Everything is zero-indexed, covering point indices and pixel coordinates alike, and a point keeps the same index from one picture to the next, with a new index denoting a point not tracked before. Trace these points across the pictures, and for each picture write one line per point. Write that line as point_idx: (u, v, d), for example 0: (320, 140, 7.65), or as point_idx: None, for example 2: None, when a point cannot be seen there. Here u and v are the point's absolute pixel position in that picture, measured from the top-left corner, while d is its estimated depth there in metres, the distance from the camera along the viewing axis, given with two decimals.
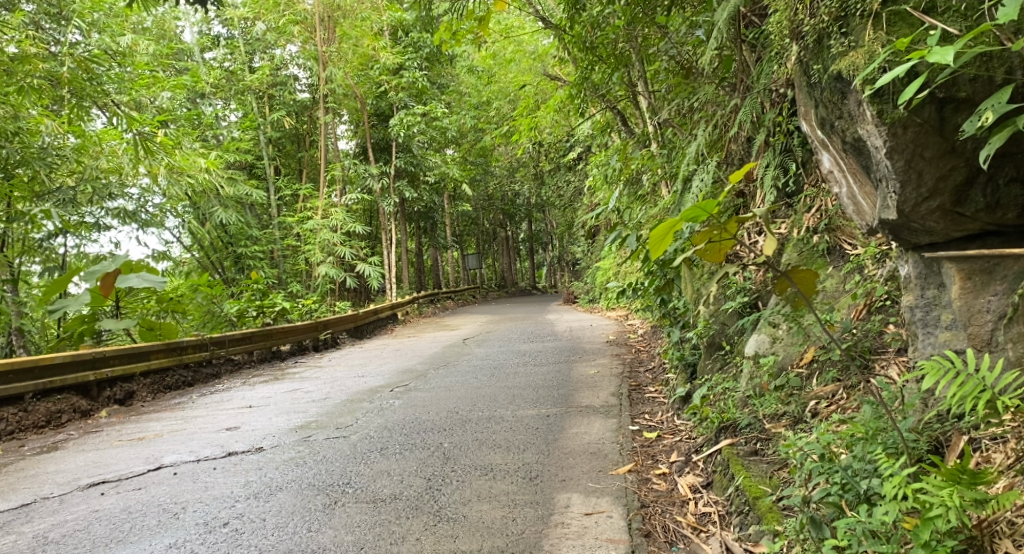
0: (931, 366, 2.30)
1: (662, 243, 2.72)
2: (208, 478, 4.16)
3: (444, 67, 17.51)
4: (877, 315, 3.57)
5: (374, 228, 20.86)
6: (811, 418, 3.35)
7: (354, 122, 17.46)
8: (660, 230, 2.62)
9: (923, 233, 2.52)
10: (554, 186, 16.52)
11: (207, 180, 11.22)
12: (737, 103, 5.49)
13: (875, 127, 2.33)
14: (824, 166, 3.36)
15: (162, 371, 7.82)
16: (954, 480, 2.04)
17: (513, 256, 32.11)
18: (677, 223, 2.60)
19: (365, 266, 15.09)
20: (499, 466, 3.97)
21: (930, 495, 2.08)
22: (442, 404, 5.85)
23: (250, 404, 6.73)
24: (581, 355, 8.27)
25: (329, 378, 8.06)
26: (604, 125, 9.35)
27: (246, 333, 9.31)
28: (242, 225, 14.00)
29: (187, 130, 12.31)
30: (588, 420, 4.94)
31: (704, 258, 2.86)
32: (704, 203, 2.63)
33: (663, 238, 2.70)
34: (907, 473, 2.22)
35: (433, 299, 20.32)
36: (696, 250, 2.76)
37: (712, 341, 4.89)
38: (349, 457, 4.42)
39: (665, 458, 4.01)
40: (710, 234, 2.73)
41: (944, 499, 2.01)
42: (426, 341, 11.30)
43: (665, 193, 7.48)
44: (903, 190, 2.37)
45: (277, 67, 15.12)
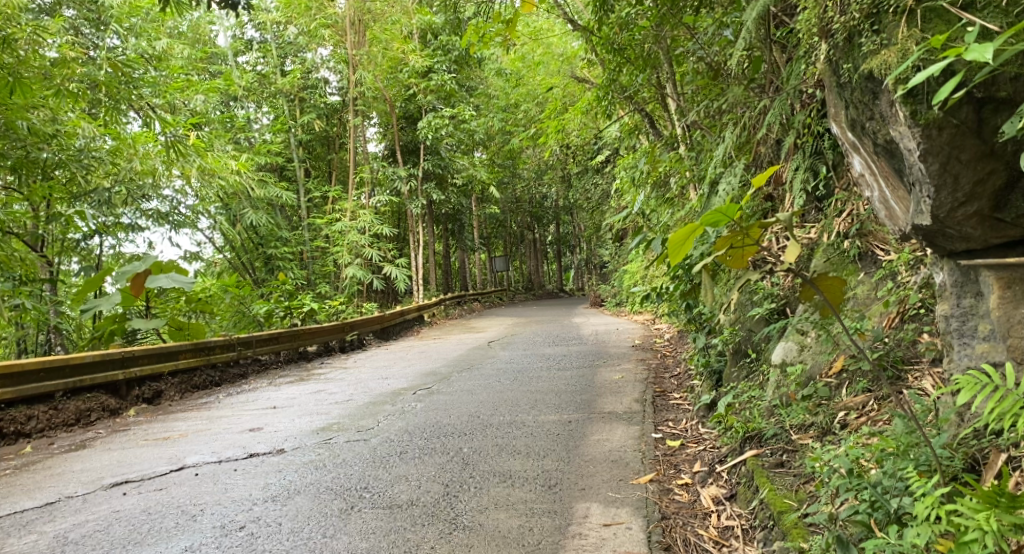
0: (965, 380, 2.13)
1: (682, 248, 2.63)
2: (228, 480, 4.17)
3: (473, 69, 17.55)
4: (910, 323, 3.45)
5: (403, 230, 20.98)
6: (840, 430, 3.23)
7: (383, 125, 17.57)
8: (680, 235, 2.54)
9: (959, 239, 2.40)
10: (583, 188, 16.43)
11: (237, 182, 11.37)
12: (767, 105, 5.37)
13: (907, 128, 2.21)
14: (855, 170, 3.24)
15: (190, 371, 7.92)
16: (991, 503, 1.92)
17: (541, 259, 32.06)
18: (697, 228, 2.51)
19: (392, 268, 15.16)
20: (518, 473, 3.92)
21: (966, 517, 1.96)
22: (464, 408, 5.81)
23: (274, 405, 6.77)
24: (606, 360, 8.19)
25: (353, 379, 8.08)
26: (632, 127, 9.25)
27: (272, 334, 9.40)
28: (272, 226, 14.17)
29: (221, 132, 12.50)
30: (611, 427, 4.86)
31: (727, 263, 2.77)
32: (727, 207, 2.53)
33: (683, 243, 2.62)
34: (941, 492, 2.10)
35: (460, 301, 20.35)
36: (719, 256, 2.66)
37: (739, 348, 4.79)
38: (368, 460, 4.40)
39: (688, 468, 3.91)
40: (733, 239, 2.63)
41: (980, 523, 1.89)
42: (451, 343, 11.30)
43: (693, 196, 7.37)
44: (938, 194, 2.25)
45: (308, 70, 15.28)
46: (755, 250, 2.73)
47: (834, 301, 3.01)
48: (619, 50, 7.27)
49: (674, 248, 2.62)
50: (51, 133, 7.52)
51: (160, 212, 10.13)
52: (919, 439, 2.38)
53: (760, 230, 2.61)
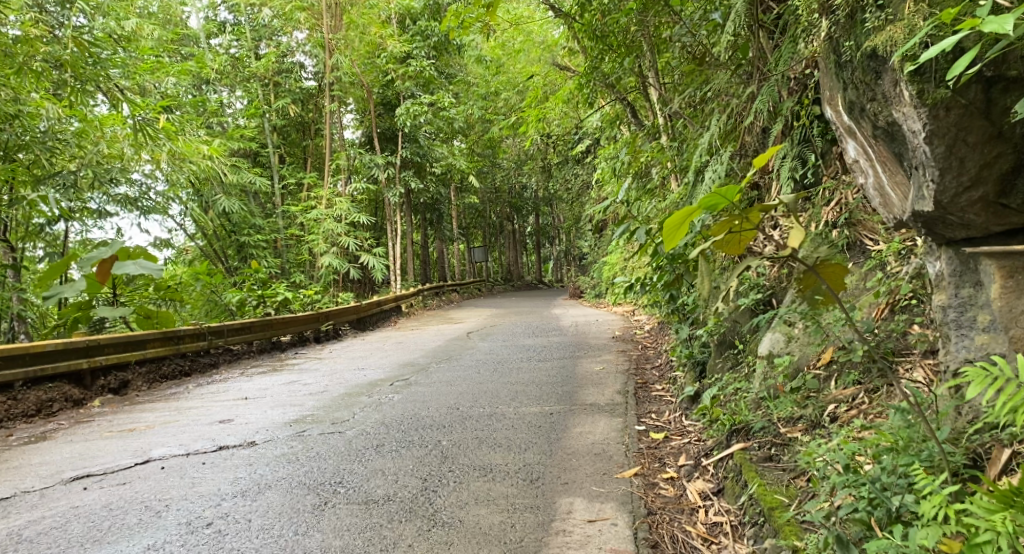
0: (974, 370, 2.03)
1: (677, 234, 2.51)
2: (196, 474, 3.99)
3: (453, 56, 17.31)
4: (900, 315, 3.38)
5: (380, 219, 20.70)
6: (830, 423, 3.15)
7: (360, 111, 17.27)
8: (676, 219, 2.42)
9: (959, 226, 2.32)
10: (563, 179, 16.31)
11: (209, 167, 11.06)
12: (753, 92, 5.30)
13: (913, 109, 2.10)
14: (850, 156, 3.15)
15: (158, 360, 7.68)
16: (1007, 504, 1.85)
17: (519, 250, 31.91)
18: (694, 212, 2.39)
19: (369, 257, 14.93)
20: (499, 467, 3.80)
21: (978, 518, 1.89)
22: (443, 399, 5.67)
23: (246, 396, 6.57)
24: (587, 351, 8.09)
25: (328, 370, 7.89)
26: (613, 116, 9.16)
27: (245, 323, 9.15)
28: (246, 214, 13.86)
29: (193, 116, 12.16)
30: (593, 419, 4.76)
31: (723, 250, 2.66)
32: (725, 190, 2.40)
33: (678, 228, 2.50)
34: (949, 488, 2.02)
35: (437, 291, 20.13)
36: (716, 242, 2.55)
37: (723, 340, 4.69)
38: (343, 454, 4.25)
39: (673, 461, 3.82)
40: (731, 224, 2.51)
41: (995, 525, 1.82)
42: (429, 334, 11.14)
43: (675, 186, 7.28)
44: (942, 178, 2.15)
45: (283, 54, 14.92)
46: (753, 237, 2.62)
47: (834, 287, 2.90)
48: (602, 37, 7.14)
49: (669, 234, 2.50)
50: (13, 113, 7.30)
51: (129, 197, 9.81)
52: (920, 434, 2.30)
53: (759, 214, 2.49)
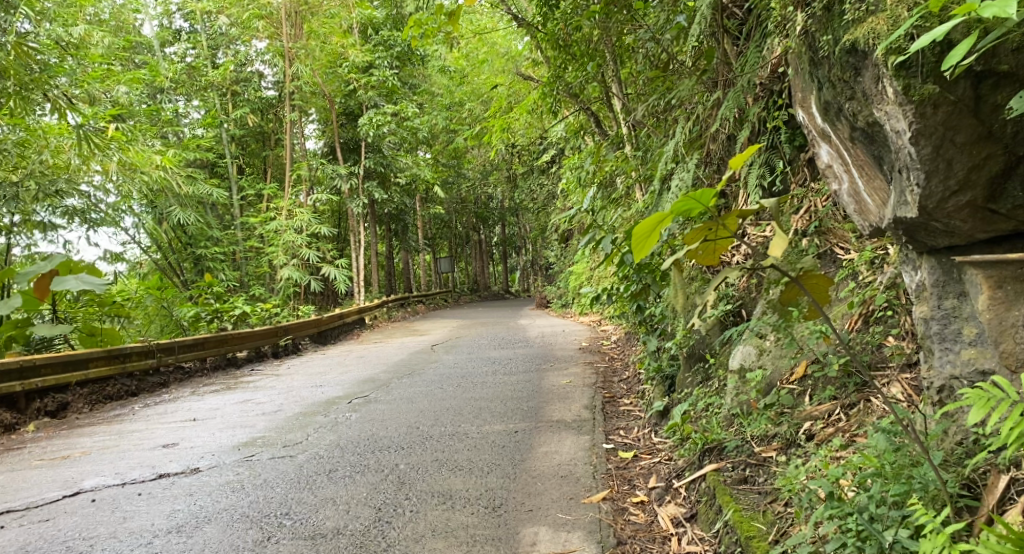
0: (976, 392, 1.86)
1: (647, 242, 2.32)
2: (129, 507, 3.67)
3: (416, 66, 17.12)
4: (875, 326, 3.25)
5: (343, 230, 20.30)
6: (806, 442, 3.00)
7: (322, 121, 16.92)
8: (645, 226, 2.22)
9: (942, 233, 2.19)
10: (529, 189, 16.20)
11: (163, 178, 10.65)
12: (718, 99, 5.19)
13: (898, 106, 1.95)
14: (822, 162, 3.03)
15: (101, 380, 7.26)
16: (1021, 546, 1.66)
17: (485, 261, 31.66)
18: (664, 218, 2.19)
19: (331, 269, 14.57)
20: (459, 493, 3.56)
21: None
22: (402, 418, 5.41)
23: (195, 417, 6.21)
24: (553, 363, 7.90)
25: (284, 387, 7.55)
26: (577, 126, 9.07)
27: (198, 339, 8.75)
28: (202, 225, 13.40)
29: (146, 126, 11.74)
30: (559, 437, 4.55)
31: (697, 260, 2.48)
32: (700, 193, 2.20)
33: (648, 236, 2.30)
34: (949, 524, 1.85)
35: (402, 303, 19.77)
36: (689, 250, 2.36)
37: (693, 352, 4.51)
38: (292, 481, 3.97)
39: (642, 483, 3.63)
40: (705, 231, 2.32)
41: None
42: (392, 348, 10.82)
43: (640, 196, 7.16)
44: (928, 181, 2.00)
45: (241, 63, 14.54)
46: (729, 245, 2.44)
47: (817, 299, 2.74)
48: (565, 45, 7.01)
49: (637, 242, 2.31)
50: None
51: (75, 208, 9.38)
52: (908, 459, 2.13)
53: (736, 220, 2.30)
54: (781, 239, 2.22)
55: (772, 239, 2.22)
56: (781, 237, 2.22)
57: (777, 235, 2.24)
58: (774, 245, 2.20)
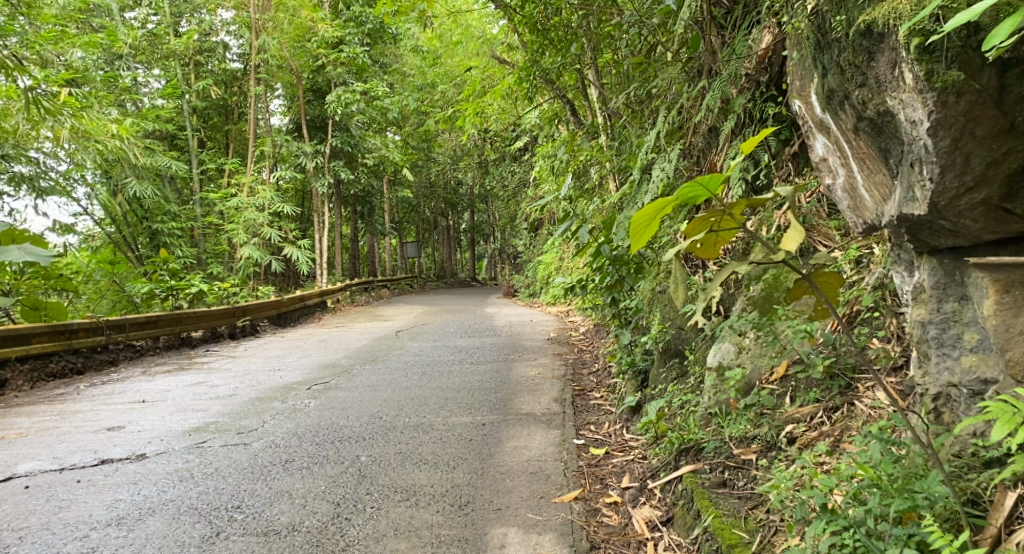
0: (999, 407, 1.75)
1: (645, 232, 2.16)
2: (66, 496, 3.39)
3: (388, 45, 16.69)
4: (860, 328, 3.15)
5: (307, 211, 19.78)
6: (787, 445, 2.90)
7: (289, 97, 16.41)
8: (645, 215, 2.06)
9: (947, 233, 2.08)
10: (499, 176, 15.99)
11: (118, 147, 10.14)
12: (703, 90, 5.06)
13: (917, 93, 1.82)
14: (815, 155, 2.91)
15: (44, 356, 6.87)
16: None
17: (453, 247, 31.30)
18: (668, 205, 2.02)
19: (293, 250, 14.17)
20: (424, 489, 3.38)
21: None
22: (365, 406, 5.20)
23: (144, 399, 5.90)
24: (521, 354, 7.74)
25: (240, 370, 7.25)
26: (552, 114, 8.89)
27: (151, 317, 8.37)
28: (159, 199, 12.86)
29: (102, 93, 11.16)
30: (528, 431, 4.40)
31: (697, 252, 2.32)
32: (707, 180, 2.04)
33: (647, 226, 2.14)
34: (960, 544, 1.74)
35: (366, 287, 19.39)
36: (692, 243, 2.20)
37: (668, 347, 4.39)
38: (245, 471, 3.74)
39: (615, 482, 3.50)
40: (708, 222, 2.17)
41: None
42: (355, 333, 10.54)
43: (614, 187, 7.03)
44: (943, 176, 1.88)
45: (205, 32, 13.95)
46: (732, 237, 2.29)
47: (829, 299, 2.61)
48: (544, 29, 6.79)
49: (635, 231, 2.15)
50: None
51: (23, 175, 8.95)
52: (908, 471, 2.01)
53: (743, 210, 2.14)
54: (796, 232, 2.05)
55: (786, 232, 2.05)
56: (795, 230, 2.06)
57: (791, 228, 2.08)
58: (788, 238, 2.03)
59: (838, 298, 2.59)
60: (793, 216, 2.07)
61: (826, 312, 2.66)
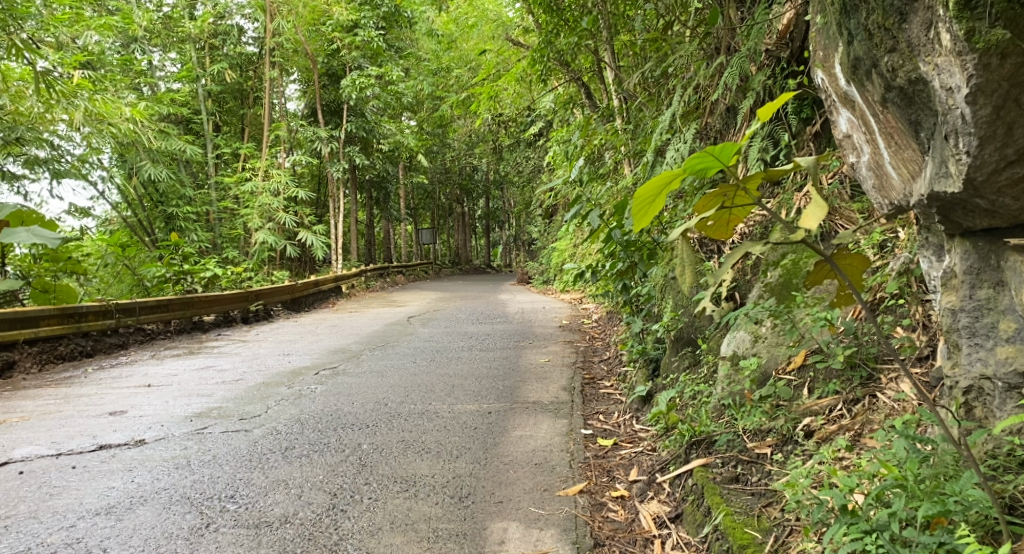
0: None
1: (650, 210, 2.00)
2: (58, 483, 3.33)
3: (403, 29, 16.52)
4: (883, 316, 2.98)
5: (323, 196, 19.72)
6: (805, 439, 2.74)
7: (305, 81, 16.31)
8: (649, 189, 1.90)
9: (982, 213, 1.91)
10: (515, 161, 15.83)
11: (132, 131, 10.10)
12: (721, 67, 4.86)
13: (955, 56, 1.64)
14: (838, 131, 2.72)
15: (53, 339, 6.85)
16: None
17: (468, 233, 31.20)
18: (675, 177, 1.86)
19: (308, 235, 14.13)
20: (424, 479, 3.27)
21: None
22: (370, 393, 5.11)
23: (150, 383, 5.85)
24: (532, 341, 7.61)
25: (249, 354, 7.19)
26: (567, 97, 8.71)
27: (161, 301, 8.33)
28: (175, 182, 12.83)
29: (118, 76, 11.11)
30: (535, 420, 4.28)
31: (707, 231, 2.17)
32: (718, 150, 1.87)
33: (652, 203, 1.99)
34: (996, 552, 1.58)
35: (381, 273, 19.33)
36: (702, 221, 2.04)
37: (680, 335, 4.23)
38: (243, 459, 3.65)
39: (623, 475, 3.37)
40: (721, 199, 2.00)
41: None
42: (367, 318, 10.48)
43: (629, 171, 6.85)
44: (981, 149, 1.70)
45: (220, 16, 13.85)
46: (746, 216, 2.13)
47: (852, 277, 2.42)
48: (558, 9, 6.60)
49: (640, 209, 1.99)
50: None
51: (38, 158, 8.99)
52: (938, 472, 1.86)
53: (759, 184, 1.97)
54: (817, 208, 1.92)
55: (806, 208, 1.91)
56: (816, 206, 1.92)
57: (813, 204, 1.94)
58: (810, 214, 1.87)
59: (861, 278, 2.41)
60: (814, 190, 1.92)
61: (849, 297, 2.49)
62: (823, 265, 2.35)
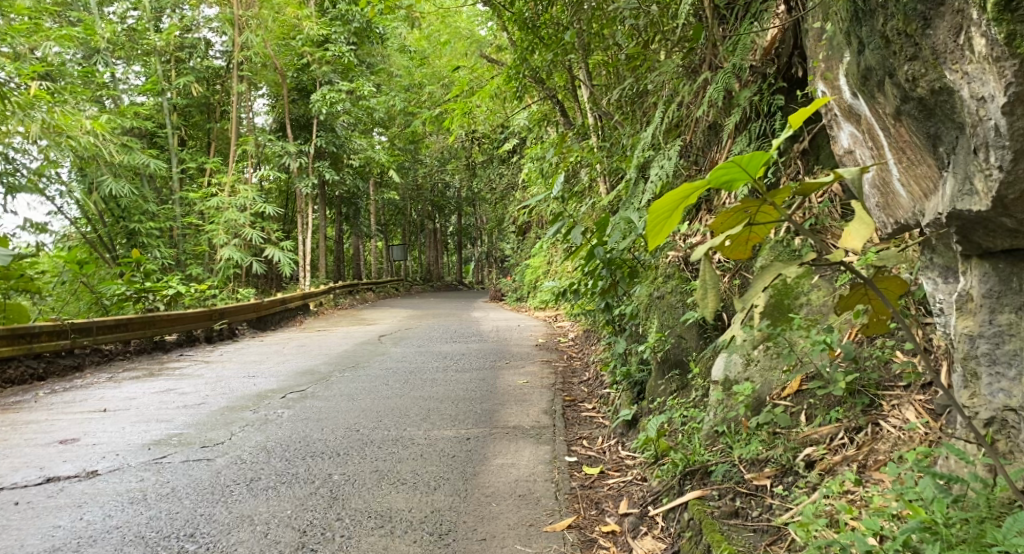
0: None
1: (666, 225, 1.85)
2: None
3: (374, 45, 16.36)
4: (881, 340, 2.87)
5: (291, 212, 19.34)
6: (806, 470, 2.60)
7: (274, 96, 16.01)
8: (667, 203, 1.75)
9: (1004, 233, 1.80)
10: (487, 178, 15.72)
11: (93, 145, 9.73)
12: (703, 84, 4.77)
13: (992, 63, 1.54)
14: (839, 147, 2.62)
15: (2, 362, 6.46)
16: None
17: (440, 250, 30.96)
18: (697, 189, 1.72)
19: (275, 251, 13.78)
20: (402, 514, 3.06)
21: None
22: (340, 418, 4.86)
23: (106, 408, 5.51)
24: (508, 361, 7.42)
25: (213, 377, 6.87)
26: (542, 115, 8.62)
27: (120, 320, 7.96)
28: (137, 198, 12.40)
29: (79, 88, 10.72)
30: (516, 446, 4.08)
31: (724, 250, 2.04)
32: (745, 160, 1.73)
33: (667, 218, 1.84)
34: None
35: (351, 290, 18.97)
36: (722, 239, 1.89)
37: (667, 357, 4.08)
38: (204, 492, 3.38)
39: (612, 508, 3.20)
40: (744, 213, 1.86)
41: None
42: (337, 337, 10.19)
43: (606, 189, 6.74)
44: (1015, 163, 1.59)
45: (187, 28, 13.53)
46: (766, 234, 2.00)
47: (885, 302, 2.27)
48: (534, 26, 6.50)
49: (654, 225, 1.84)
50: None
51: None
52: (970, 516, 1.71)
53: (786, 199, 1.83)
54: (861, 225, 1.82)
55: (850, 225, 1.81)
56: (860, 223, 1.82)
57: (854, 221, 1.84)
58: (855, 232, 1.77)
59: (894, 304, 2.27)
60: (857, 206, 1.82)
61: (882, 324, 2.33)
62: (860, 288, 2.20)
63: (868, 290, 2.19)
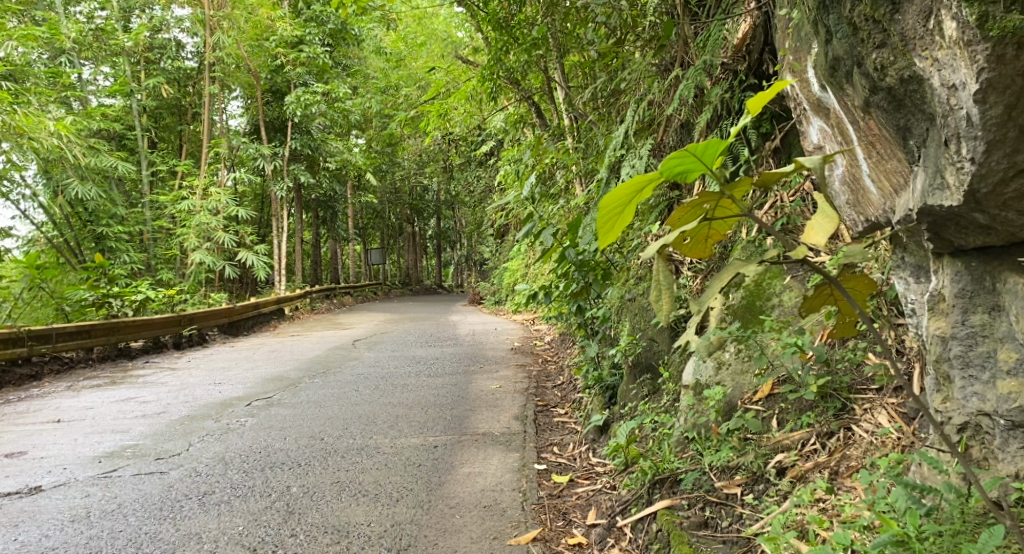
0: None
1: (618, 222, 1.74)
2: None
3: (350, 46, 16.15)
4: (853, 342, 2.78)
5: (265, 215, 19.02)
6: (778, 477, 2.51)
7: (247, 97, 15.75)
8: (618, 196, 1.64)
9: (976, 230, 1.72)
10: (465, 181, 15.58)
11: (57, 147, 9.46)
12: (674, 81, 4.69)
13: (963, 49, 1.45)
14: (809, 143, 2.53)
15: None
16: None
17: (419, 253, 30.65)
18: (649, 181, 1.61)
19: (248, 255, 13.51)
20: (360, 528, 2.92)
21: None
22: (304, 426, 4.69)
23: (60, 418, 5.28)
24: (482, 365, 7.29)
25: (177, 384, 6.66)
26: (518, 116, 8.51)
27: (81, 326, 7.71)
28: (105, 201, 12.05)
29: (44, 89, 10.36)
30: (484, 454, 3.95)
31: (683, 249, 1.94)
32: (699, 149, 1.63)
33: (620, 214, 1.73)
34: None
35: (327, 295, 18.68)
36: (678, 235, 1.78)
37: (638, 361, 3.99)
38: (152, 507, 3.21)
39: (579, 519, 3.09)
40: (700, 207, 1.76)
41: None
42: (309, 342, 9.99)
43: (581, 191, 6.65)
44: (987, 155, 1.51)
45: (156, 28, 13.23)
46: (726, 231, 1.90)
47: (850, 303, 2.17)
48: (507, 26, 6.37)
49: (605, 222, 1.73)
50: None
51: None
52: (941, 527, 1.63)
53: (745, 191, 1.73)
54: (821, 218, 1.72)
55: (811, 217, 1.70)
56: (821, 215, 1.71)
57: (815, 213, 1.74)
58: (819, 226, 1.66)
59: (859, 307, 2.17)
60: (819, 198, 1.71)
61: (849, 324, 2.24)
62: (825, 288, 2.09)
63: (834, 290, 2.10)
